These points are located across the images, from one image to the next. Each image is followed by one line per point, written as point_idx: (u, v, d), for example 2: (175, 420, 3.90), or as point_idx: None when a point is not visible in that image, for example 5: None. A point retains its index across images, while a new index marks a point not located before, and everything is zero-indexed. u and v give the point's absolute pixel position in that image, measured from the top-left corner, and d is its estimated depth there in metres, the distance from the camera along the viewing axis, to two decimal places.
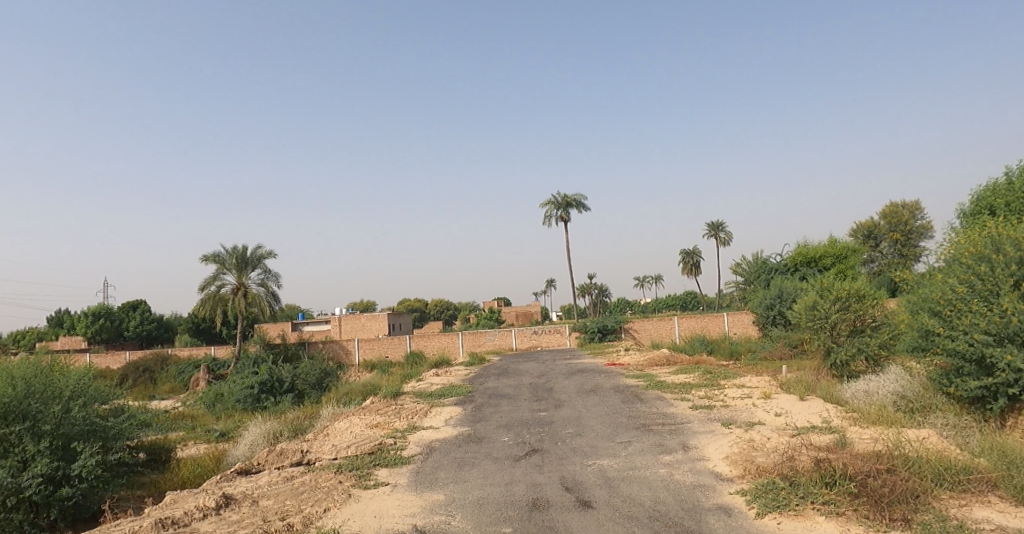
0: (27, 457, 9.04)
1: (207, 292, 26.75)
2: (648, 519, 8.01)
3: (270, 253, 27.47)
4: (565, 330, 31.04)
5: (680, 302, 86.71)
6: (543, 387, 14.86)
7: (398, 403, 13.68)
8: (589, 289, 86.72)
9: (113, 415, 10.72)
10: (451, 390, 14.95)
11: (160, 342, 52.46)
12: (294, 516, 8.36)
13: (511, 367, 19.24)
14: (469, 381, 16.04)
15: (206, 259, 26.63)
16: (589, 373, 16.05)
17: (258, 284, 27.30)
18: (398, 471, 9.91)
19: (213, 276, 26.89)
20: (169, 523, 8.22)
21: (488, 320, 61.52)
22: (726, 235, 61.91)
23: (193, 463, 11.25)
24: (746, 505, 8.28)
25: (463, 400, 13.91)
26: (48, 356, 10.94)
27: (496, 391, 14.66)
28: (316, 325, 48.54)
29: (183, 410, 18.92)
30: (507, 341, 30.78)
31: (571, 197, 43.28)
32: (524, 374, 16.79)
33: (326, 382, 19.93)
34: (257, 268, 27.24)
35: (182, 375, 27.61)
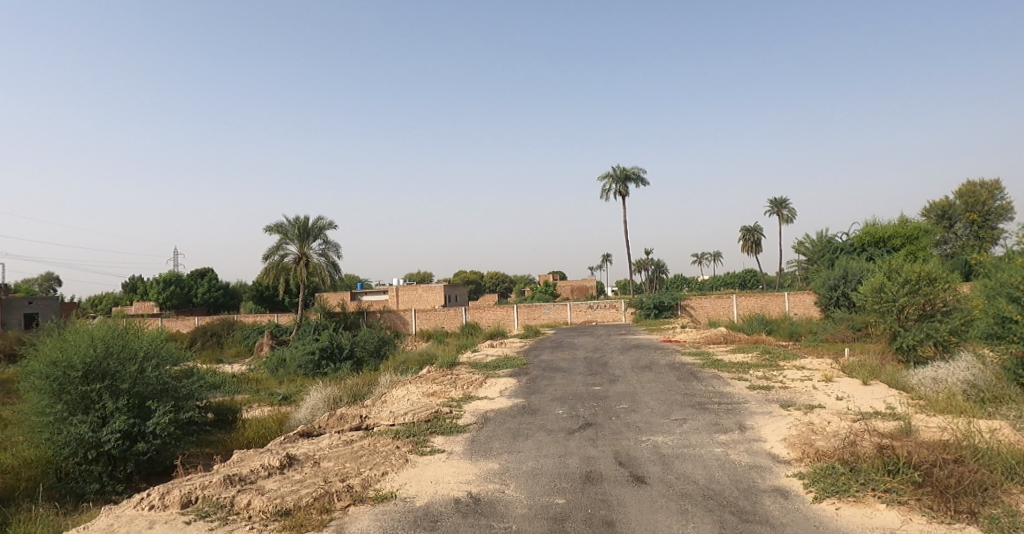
0: (107, 413, 9.59)
1: (271, 261, 27.62)
2: (702, 498, 7.90)
3: (331, 224, 28.05)
4: (621, 306, 30.78)
5: (739, 281, 84.94)
6: (598, 362, 14.79)
7: (454, 372, 13.85)
8: (646, 266, 85.43)
9: (184, 376, 11.18)
10: (506, 361, 15.06)
11: (228, 309, 54.57)
12: (354, 478, 8.70)
13: (565, 340, 19.16)
14: (524, 353, 16.11)
15: (270, 230, 27.41)
16: (644, 349, 15.87)
17: (319, 254, 28.02)
18: (454, 439, 10.05)
19: (276, 246, 27.73)
20: (237, 480, 8.68)
21: (540, 293, 61.85)
22: (789, 213, 59.85)
23: (258, 424, 11.68)
24: (803, 488, 8.06)
25: (517, 372, 13.99)
26: (124, 319, 11.43)
27: (551, 364, 14.68)
28: (373, 295, 49.64)
29: (247, 373, 19.66)
30: (562, 315, 30.75)
31: (630, 170, 42.55)
32: (579, 348, 16.71)
33: (384, 351, 20.39)
34: (319, 238, 27.93)
35: (247, 340, 28.76)
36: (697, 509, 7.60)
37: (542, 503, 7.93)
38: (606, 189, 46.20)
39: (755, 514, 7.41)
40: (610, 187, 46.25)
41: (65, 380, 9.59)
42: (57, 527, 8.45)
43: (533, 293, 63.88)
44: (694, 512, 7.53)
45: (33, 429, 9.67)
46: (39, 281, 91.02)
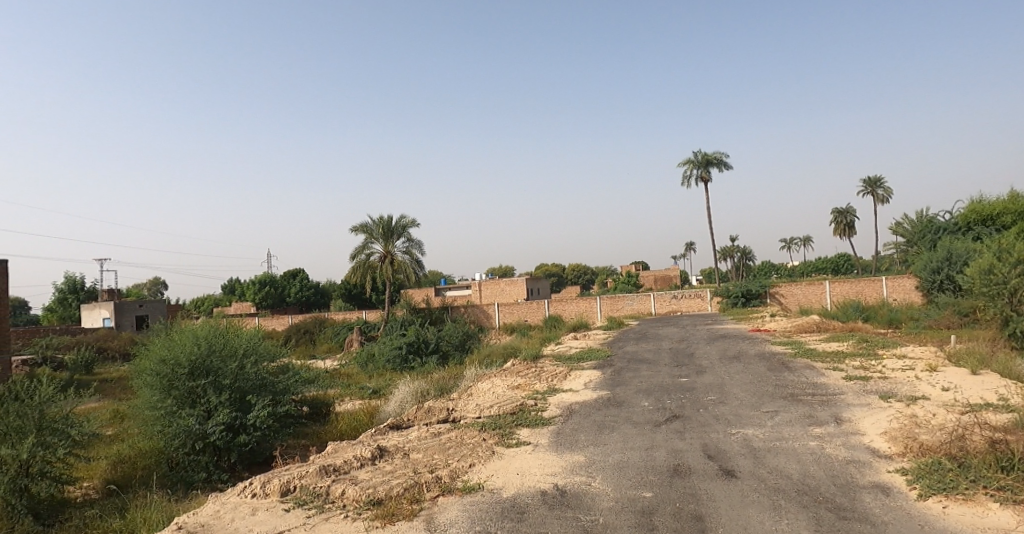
0: (211, 407, 10.15)
1: (358, 260, 28.57)
2: (796, 493, 7.55)
3: (413, 222, 28.68)
4: (706, 296, 30.00)
5: (831, 266, 81.45)
6: (684, 353, 14.47)
7: (538, 365, 13.88)
8: (732, 253, 82.86)
9: (281, 371, 11.70)
10: (590, 353, 14.97)
11: (319, 307, 57.00)
12: (442, 469, 8.86)
13: (649, 331, 18.85)
14: (609, 345, 15.97)
15: (356, 230, 28.34)
16: (732, 339, 15.39)
17: (403, 251, 28.76)
18: (539, 432, 10.07)
19: (363, 246, 28.63)
20: (332, 470, 9.02)
21: (624, 284, 61.33)
22: (885, 193, 56.54)
23: (350, 417, 12.09)
24: (906, 484, 7.56)
25: (602, 364, 13.87)
26: (225, 319, 12.08)
27: (636, 356, 14.49)
28: (457, 291, 50.49)
29: (338, 368, 20.45)
30: (646, 306, 30.25)
31: (712, 155, 41.36)
32: (664, 339, 16.40)
33: (468, 345, 20.73)
34: (402, 236, 28.64)
35: (338, 336, 29.91)
36: (791, 505, 7.28)
37: (629, 496, 7.81)
38: (686, 176, 45.16)
39: (854, 511, 7.02)
40: (690, 173, 45.21)
41: (173, 376, 10.22)
42: (171, 512, 9.05)
43: (616, 284, 63.39)
44: (788, 508, 7.21)
45: (147, 423, 10.37)
46: (145, 284, 97.97)
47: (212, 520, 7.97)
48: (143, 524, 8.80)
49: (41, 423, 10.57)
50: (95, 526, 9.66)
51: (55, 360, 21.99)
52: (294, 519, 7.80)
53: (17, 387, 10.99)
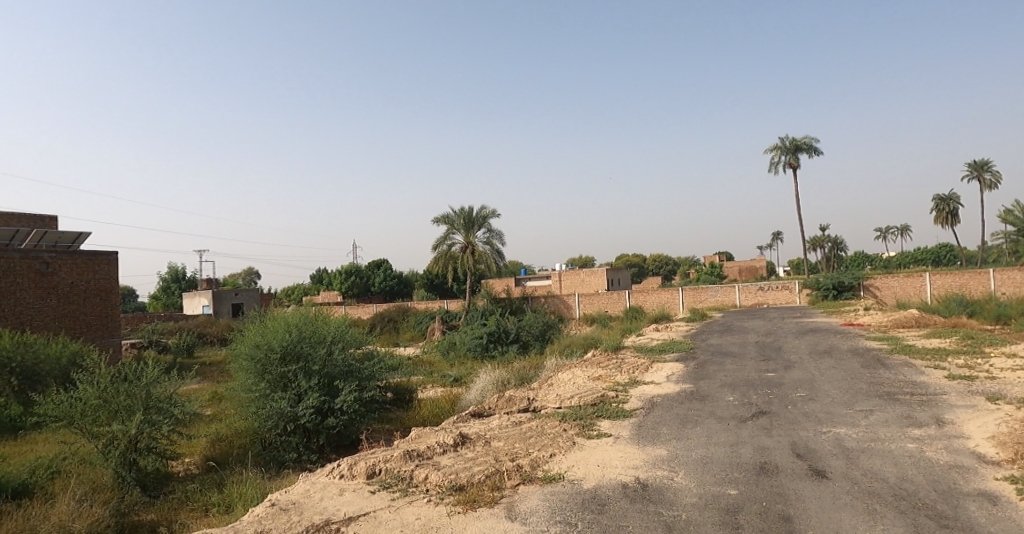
0: (302, 391, 10.62)
1: (440, 251, 29.20)
2: (892, 498, 7.16)
3: (494, 213, 28.98)
4: (794, 287, 28.64)
5: (932, 256, 76.72)
6: (772, 346, 14.00)
7: (618, 356, 13.78)
8: (821, 243, 79.17)
9: (367, 358, 12.12)
10: (672, 345, 14.73)
11: (402, 296, 58.71)
12: (523, 458, 8.93)
13: (734, 324, 18.33)
14: (692, 337, 15.65)
15: (438, 221, 28.95)
16: (822, 333, 14.76)
17: (484, 242, 29.16)
18: (620, 424, 9.99)
19: (444, 237, 29.24)
20: (416, 455, 9.28)
21: (707, 276, 60.06)
22: (994, 176, 52.53)
23: (432, 404, 12.39)
24: (1017, 494, 7.02)
25: (684, 356, 13.62)
26: (314, 307, 12.62)
27: (720, 349, 14.14)
28: (536, 281, 50.80)
29: (421, 356, 21.02)
30: (730, 298, 29.41)
31: (801, 140, 39.73)
32: (750, 332, 15.92)
33: (548, 335, 20.84)
34: (483, 227, 29.02)
35: (420, 325, 30.72)
36: (887, 510, 6.90)
37: (713, 493, 7.62)
38: (772, 163, 43.46)
39: (957, 520, 6.58)
40: (776, 159, 43.51)
41: (266, 361, 10.74)
42: (265, 489, 9.54)
43: (699, 275, 62.16)
44: (884, 513, 6.85)
45: (243, 404, 10.94)
46: (237, 274, 103.83)
47: (303, 499, 8.34)
48: (240, 499, 9.34)
49: (148, 401, 11.34)
50: (196, 499, 10.34)
51: (158, 343, 23.69)
52: (380, 501, 8.06)
53: (127, 368, 11.83)
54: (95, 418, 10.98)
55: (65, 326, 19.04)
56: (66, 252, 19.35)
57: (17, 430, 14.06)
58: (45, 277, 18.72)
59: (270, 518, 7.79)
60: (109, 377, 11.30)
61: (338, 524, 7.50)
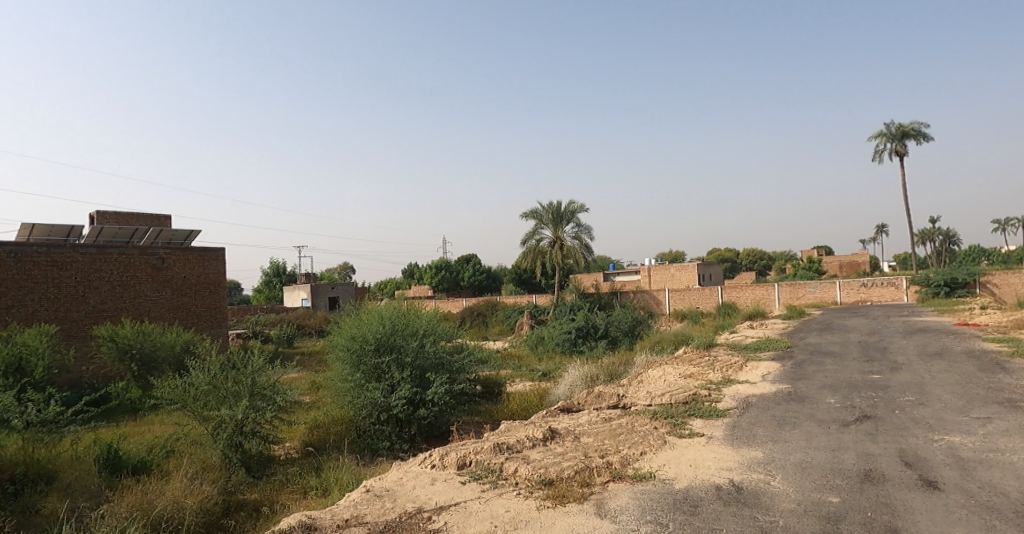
0: (395, 382, 11.01)
1: (528, 246, 29.46)
2: (1014, 515, 6.62)
3: (583, 207, 28.89)
4: (901, 284, 27.07)
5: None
6: (876, 346, 13.26)
7: (711, 354, 13.47)
8: (930, 236, 73.81)
9: (457, 351, 12.43)
10: (768, 343, 14.23)
11: (490, 291, 59.62)
12: (613, 455, 8.90)
13: (835, 322, 17.47)
14: (789, 335, 15.06)
15: (527, 216, 29.20)
16: (933, 334, 13.81)
17: (572, 237, 29.15)
18: (714, 424, 9.77)
19: (533, 232, 29.46)
20: (506, 448, 9.43)
21: (806, 272, 57.57)
22: None
23: (521, 398, 12.56)
24: None
25: (781, 355, 13.13)
26: (407, 301, 13.06)
27: (819, 348, 13.54)
28: (627, 275, 50.45)
29: (510, 350, 21.38)
30: (830, 294, 28.00)
31: (909, 126, 37.20)
32: (852, 331, 15.12)
33: (637, 331, 20.65)
34: (571, 222, 29.01)
35: (510, 319, 31.18)
36: (1008, 527, 6.40)
37: (813, 500, 7.31)
38: (878, 149, 41.12)
39: None
40: (880, 146, 40.96)
41: (361, 352, 11.20)
42: (360, 475, 9.97)
43: (796, 271, 59.67)
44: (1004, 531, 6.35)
45: (339, 393, 11.44)
46: (333, 269, 108.72)
47: (397, 486, 8.66)
48: (337, 484, 9.79)
49: (254, 388, 12.07)
50: (296, 482, 10.94)
51: (261, 334, 25.21)
52: (471, 492, 8.25)
53: (234, 357, 12.65)
54: (205, 402, 11.80)
55: (179, 317, 20.60)
56: (179, 249, 20.84)
57: (142, 411, 15.37)
58: (160, 272, 20.29)
59: (366, 503, 8.14)
60: (218, 365, 12.12)
61: (431, 512, 7.73)
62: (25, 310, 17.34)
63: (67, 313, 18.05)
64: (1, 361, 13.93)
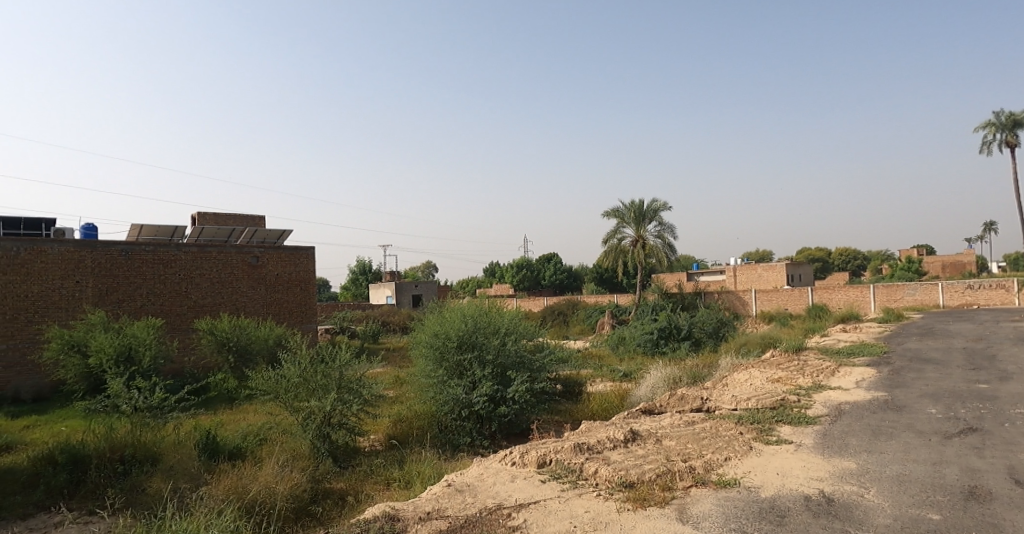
0: (476, 379, 11.19)
1: (610, 245, 29.25)
2: None
3: (666, 206, 28.36)
4: (1014, 286, 24.89)
5: None
6: (985, 354, 12.26)
7: (801, 358, 12.89)
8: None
9: (538, 350, 12.50)
10: (862, 348, 13.46)
11: (570, 290, 59.56)
12: (696, 460, 8.67)
13: (937, 326, 16.30)
14: (886, 340, 14.18)
15: (608, 215, 29.01)
16: None
17: (655, 236, 28.68)
18: (803, 431, 9.33)
19: (615, 231, 29.22)
20: (586, 448, 9.38)
21: (905, 273, 54.03)
22: None
23: (601, 398, 12.49)
24: None
25: (877, 361, 12.38)
26: (489, 299, 13.24)
27: (920, 354, 12.67)
28: (711, 277, 48.97)
29: (591, 349, 21.32)
30: (932, 297, 26.17)
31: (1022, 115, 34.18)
32: (957, 336, 14.05)
33: (722, 332, 20.06)
34: (655, 220, 28.54)
35: (591, 319, 31.08)
36: None
37: (911, 516, 6.85)
38: (987, 141, 38.02)
39: None
40: (989, 137, 37.75)
41: (444, 349, 11.42)
42: (441, 470, 10.18)
43: (893, 273, 55.93)
44: None
45: (422, 388, 11.72)
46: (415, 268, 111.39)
47: (478, 482, 8.78)
48: (419, 477, 10.05)
49: (341, 382, 12.57)
50: (380, 473, 11.30)
51: (348, 329, 26.26)
52: (551, 491, 8.25)
53: (323, 351, 13.21)
54: (296, 394, 12.38)
55: (271, 312, 21.75)
56: (272, 247, 21.97)
57: (240, 400, 16.35)
58: (255, 269, 21.47)
59: (447, 497, 8.30)
60: (308, 358, 12.70)
61: (510, 509, 7.79)
62: (135, 304, 18.78)
63: (171, 307, 19.44)
64: (112, 351, 15.16)
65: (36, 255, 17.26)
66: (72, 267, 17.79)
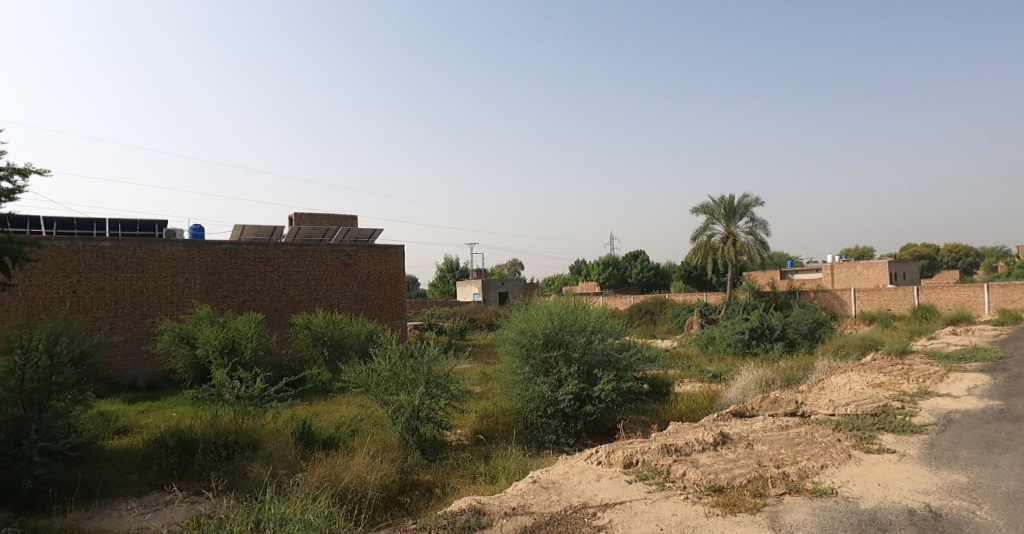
0: (562, 377, 11.28)
1: (699, 242, 28.53)
2: None
3: (758, 201, 27.31)
4: None
5: None
6: None
7: (905, 362, 12.11)
8: None
9: (624, 348, 12.42)
10: (976, 352, 12.46)
11: (658, 288, 58.44)
12: (790, 466, 8.36)
13: None
14: (1003, 344, 13.06)
15: (697, 211, 28.30)
16: None
17: (746, 232, 27.70)
18: (907, 440, 8.79)
19: (704, 227, 28.46)
20: (674, 450, 9.26)
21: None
22: None
23: (690, 399, 12.28)
24: None
25: (992, 366, 11.43)
26: (575, 297, 13.28)
27: None
28: (806, 275, 46.57)
29: (678, 348, 20.92)
30: None
31: None
32: None
33: (818, 333, 19.13)
34: (746, 216, 27.56)
35: (679, 317, 30.44)
36: None
37: None
38: None
39: None
40: None
41: (531, 346, 11.57)
42: (527, 466, 10.34)
43: (1011, 269, 50.99)
44: None
45: (508, 385, 11.93)
46: (504, 265, 113.07)
47: (563, 480, 8.87)
48: (505, 472, 10.26)
49: (430, 377, 13.01)
50: (466, 467, 11.62)
51: (436, 325, 27.07)
52: (637, 492, 8.21)
53: (413, 346, 13.71)
54: (386, 387, 12.92)
55: (363, 308, 22.78)
56: (364, 246, 22.95)
57: (335, 391, 17.27)
58: (348, 267, 22.52)
59: (532, 494, 8.44)
60: (398, 353, 13.22)
61: (595, 509, 7.82)
62: (237, 300, 20.20)
63: (271, 303, 20.76)
64: (217, 343, 16.39)
65: (150, 255, 18.87)
66: (182, 265, 19.32)
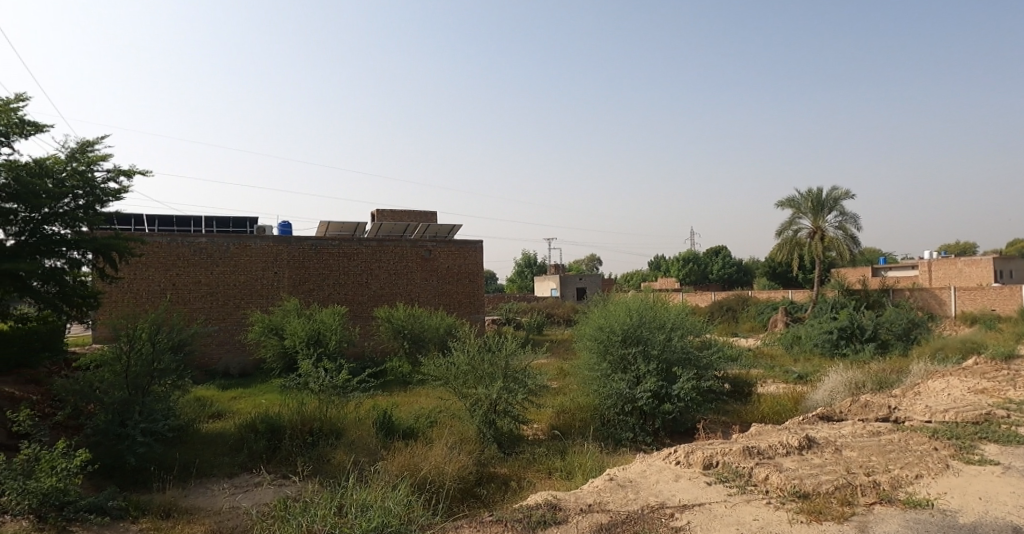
0: (640, 374, 11.25)
1: (784, 237, 27.42)
2: None
3: (849, 194, 25.89)
4: None
5: None
6: None
7: (1012, 367, 11.23)
8: None
9: (705, 346, 12.22)
10: None
11: (741, 285, 56.51)
12: (881, 474, 7.99)
13: None
14: None
15: (782, 205, 27.19)
16: None
17: (835, 227, 26.34)
18: (1013, 451, 8.19)
19: (789, 222, 27.31)
20: (756, 452, 9.06)
21: None
22: None
23: (773, 401, 11.93)
24: None
25: None
26: (654, 293, 13.18)
27: None
28: (903, 272, 43.66)
29: (762, 348, 20.24)
30: None
31: None
32: None
33: (915, 334, 17.99)
34: (835, 210, 26.20)
35: (762, 315, 29.39)
36: None
37: None
38: None
39: None
40: None
41: (609, 342, 11.59)
42: (603, 463, 10.40)
43: None
44: None
45: (585, 381, 12.00)
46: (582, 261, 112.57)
47: (640, 479, 8.88)
48: (580, 468, 10.38)
49: (507, 371, 13.29)
50: (542, 462, 11.82)
51: (512, 321, 27.48)
52: (716, 494, 8.09)
53: (491, 340, 14.03)
54: (465, 381, 13.31)
55: (442, 303, 23.48)
56: (443, 243, 23.61)
57: (415, 383, 17.95)
58: (427, 263, 23.25)
59: (608, 492, 8.51)
60: (476, 347, 13.58)
61: (672, 509, 7.78)
62: (323, 293, 21.36)
63: (354, 297, 21.80)
64: (304, 335, 17.40)
65: (242, 250, 20.24)
66: (271, 261, 20.59)
